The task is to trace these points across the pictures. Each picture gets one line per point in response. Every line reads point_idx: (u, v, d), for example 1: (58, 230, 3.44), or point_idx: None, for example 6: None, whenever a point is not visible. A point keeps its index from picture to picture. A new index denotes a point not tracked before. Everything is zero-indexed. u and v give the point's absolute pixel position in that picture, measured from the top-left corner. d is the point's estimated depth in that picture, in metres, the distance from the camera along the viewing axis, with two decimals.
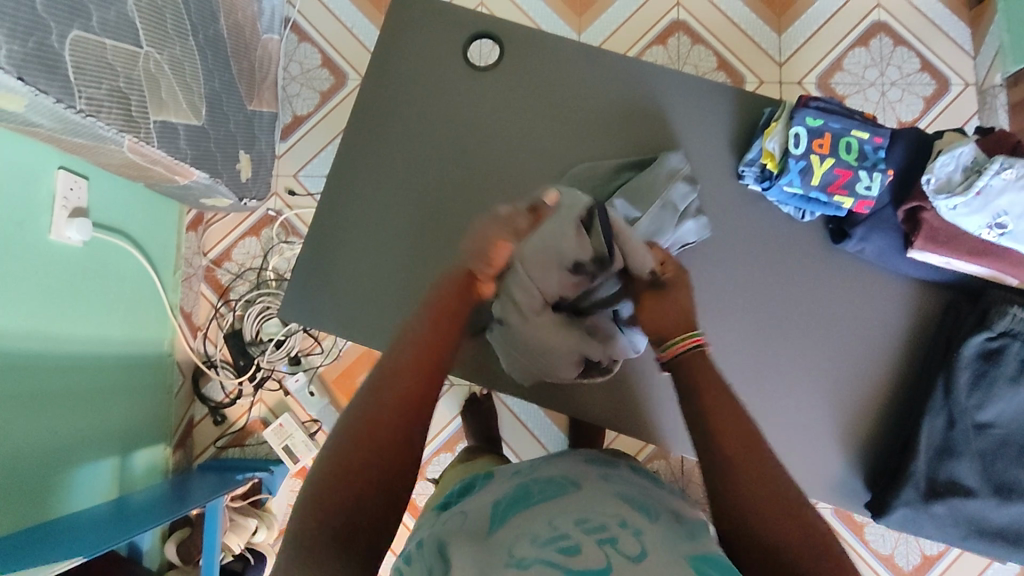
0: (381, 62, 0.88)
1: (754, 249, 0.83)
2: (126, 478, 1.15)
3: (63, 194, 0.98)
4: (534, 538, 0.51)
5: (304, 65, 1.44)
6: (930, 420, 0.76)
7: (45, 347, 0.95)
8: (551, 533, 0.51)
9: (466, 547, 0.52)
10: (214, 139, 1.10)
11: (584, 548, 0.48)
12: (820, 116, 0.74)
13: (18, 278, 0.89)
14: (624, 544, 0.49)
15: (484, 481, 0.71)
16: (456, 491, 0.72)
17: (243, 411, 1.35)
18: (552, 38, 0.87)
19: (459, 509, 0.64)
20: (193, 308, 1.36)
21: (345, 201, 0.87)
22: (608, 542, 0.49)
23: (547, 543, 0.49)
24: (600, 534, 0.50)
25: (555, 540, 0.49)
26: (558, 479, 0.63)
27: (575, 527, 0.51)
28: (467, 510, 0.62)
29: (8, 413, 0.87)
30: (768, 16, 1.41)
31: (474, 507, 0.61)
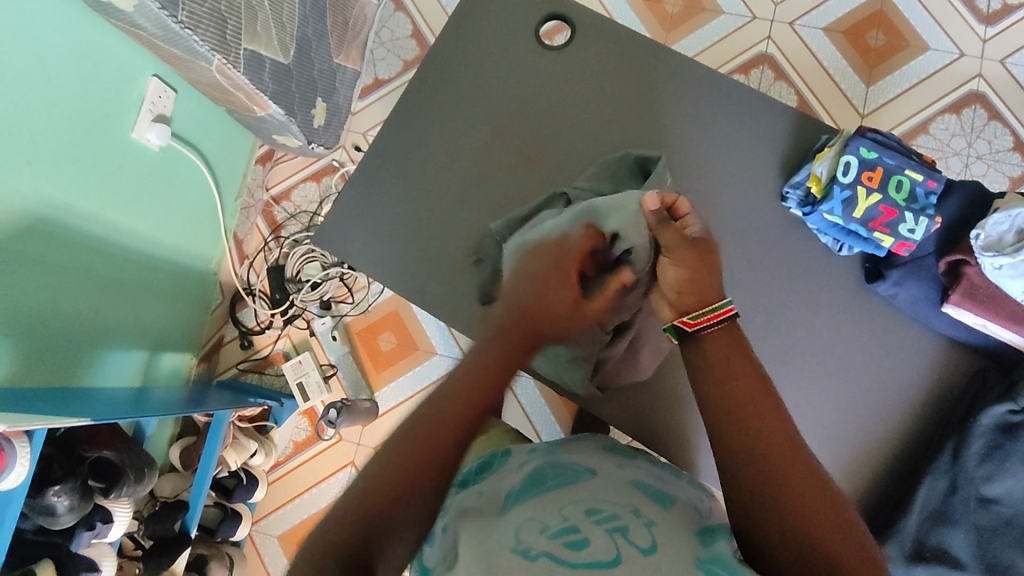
0: (461, 32, 0.93)
1: (785, 279, 0.84)
2: (151, 373, 1.21)
3: (151, 100, 1.05)
4: (544, 528, 0.49)
5: (394, 33, 1.50)
6: (931, 483, 0.77)
7: (104, 235, 1.02)
8: (561, 524, 0.49)
9: (479, 532, 0.51)
10: (296, 79, 1.16)
11: (592, 541, 0.47)
12: (875, 149, 0.76)
13: (96, 166, 0.97)
14: (635, 535, 0.49)
15: (501, 461, 0.70)
16: (473, 470, 0.71)
17: (270, 341, 1.41)
18: (626, 37, 0.90)
19: (477, 488, 0.62)
20: (245, 237, 1.43)
21: (400, 154, 0.92)
22: (619, 531, 0.49)
23: (558, 534, 0.48)
24: (611, 523, 0.50)
25: (564, 533, 0.48)
26: (575, 467, 0.63)
27: (585, 516, 0.51)
28: (486, 491, 0.61)
29: (58, 284, 0.94)
30: (859, 66, 1.38)
31: (492, 489, 0.61)
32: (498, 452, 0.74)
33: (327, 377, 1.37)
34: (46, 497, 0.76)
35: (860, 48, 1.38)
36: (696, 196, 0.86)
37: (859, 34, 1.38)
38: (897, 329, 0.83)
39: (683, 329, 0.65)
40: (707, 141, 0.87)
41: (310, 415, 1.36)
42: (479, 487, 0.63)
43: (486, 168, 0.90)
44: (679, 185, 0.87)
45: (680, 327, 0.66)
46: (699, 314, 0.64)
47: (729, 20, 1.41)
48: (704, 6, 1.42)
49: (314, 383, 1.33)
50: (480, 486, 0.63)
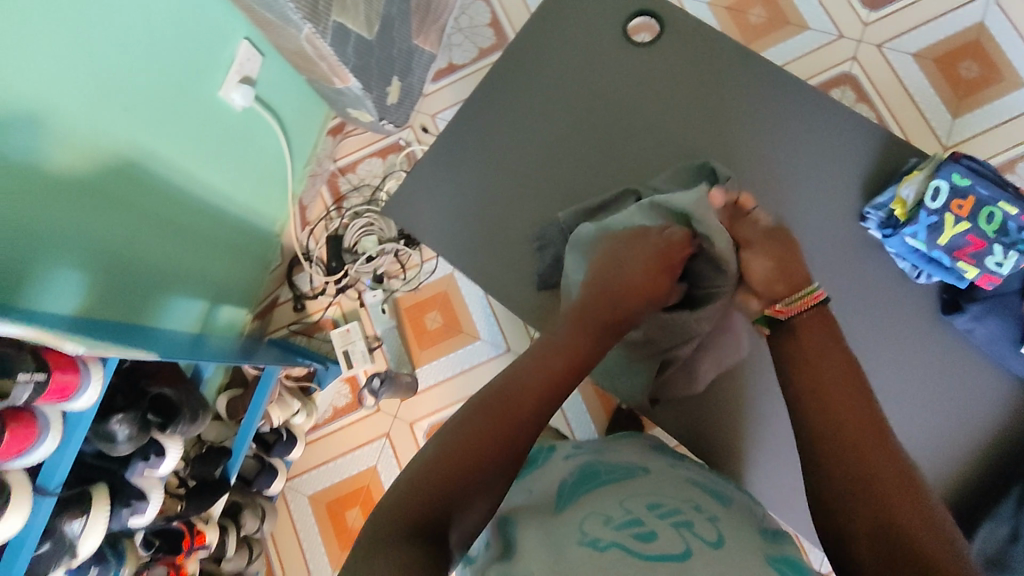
0: (546, 22, 0.93)
1: (851, 302, 0.82)
2: (209, 324, 1.26)
3: (240, 63, 1.10)
4: (609, 520, 0.51)
5: (473, 20, 1.51)
6: (992, 527, 0.76)
7: (184, 185, 1.07)
8: (625, 517, 0.51)
9: (539, 527, 0.53)
10: (377, 56, 1.19)
11: (659, 535, 0.48)
12: (969, 176, 0.73)
13: (184, 120, 1.02)
14: (701, 530, 0.50)
15: (546, 454, 0.71)
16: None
17: (321, 307, 1.45)
18: (712, 41, 0.89)
19: (525, 484, 0.65)
20: (309, 204, 1.47)
21: (474, 136, 0.93)
22: (684, 526, 0.50)
23: (623, 527, 0.49)
24: (675, 519, 0.51)
25: (631, 525, 0.50)
26: (627, 464, 0.64)
27: (647, 512, 0.52)
28: (535, 486, 0.63)
29: (137, 227, 0.99)
30: (948, 95, 1.32)
31: (541, 486, 0.62)
32: (542, 447, 0.75)
33: (372, 349, 1.39)
34: (109, 424, 0.80)
35: (951, 77, 1.33)
36: (769, 207, 0.85)
37: (951, 63, 1.33)
38: (966, 368, 0.81)
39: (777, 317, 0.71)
40: (786, 153, 0.86)
41: (352, 383, 1.39)
42: (527, 483, 0.65)
43: (557, 158, 0.90)
44: (753, 194, 0.85)
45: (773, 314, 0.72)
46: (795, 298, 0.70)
47: (814, 36, 1.38)
48: (790, 20, 1.39)
49: (359, 352, 1.35)
50: (527, 479, 0.66)
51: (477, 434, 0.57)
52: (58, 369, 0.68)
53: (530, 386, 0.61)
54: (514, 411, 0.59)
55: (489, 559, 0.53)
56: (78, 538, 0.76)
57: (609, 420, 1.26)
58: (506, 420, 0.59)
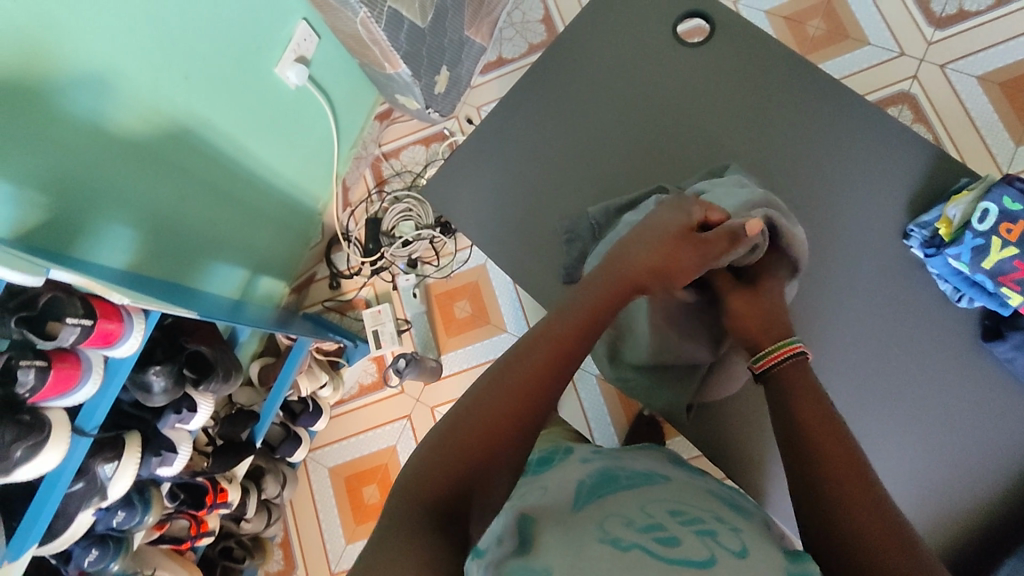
0: (597, 18, 0.94)
1: (887, 321, 0.80)
2: (248, 293, 1.30)
3: (296, 42, 1.13)
4: (630, 521, 0.49)
5: (526, 16, 1.53)
6: (1015, 563, 0.70)
7: (235, 156, 1.11)
8: (646, 520, 0.49)
9: (558, 523, 0.52)
10: (428, 43, 1.21)
11: (682, 541, 0.47)
12: (1021, 202, 0.72)
13: (241, 93, 1.06)
14: (725, 538, 0.48)
15: (563, 456, 0.71)
16: (532, 461, 0.72)
17: (355, 287, 1.48)
18: (764, 48, 0.88)
19: (540, 482, 0.64)
20: (352, 185, 1.51)
21: (516, 127, 0.94)
22: (708, 535, 0.48)
23: (645, 529, 0.48)
24: (697, 527, 0.49)
25: (652, 529, 0.48)
26: (647, 474, 0.63)
27: (669, 517, 0.51)
28: (550, 484, 0.62)
29: (187, 192, 1.03)
30: (1011, 122, 1.27)
31: (557, 484, 0.61)
32: (560, 448, 0.75)
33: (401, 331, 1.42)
34: (146, 374, 0.84)
35: (1016, 103, 1.28)
36: (809, 219, 0.83)
37: (1018, 88, 1.28)
38: (1005, 396, 0.77)
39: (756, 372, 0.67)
40: (832, 165, 0.84)
41: (378, 362, 1.42)
42: (541, 479, 0.65)
43: (596, 155, 0.91)
44: (794, 205, 0.84)
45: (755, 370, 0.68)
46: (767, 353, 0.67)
47: (874, 52, 1.34)
48: (850, 34, 1.36)
49: (388, 334, 1.38)
50: (542, 478, 0.65)
51: (489, 421, 0.56)
52: (104, 317, 0.72)
53: (537, 361, 0.59)
54: (524, 398, 0.57)
55: (502, 548, 0.51)
56: (108, 481, 0.80)
57: (629, 424, 1.25)
58: (518, 405, 0.57)
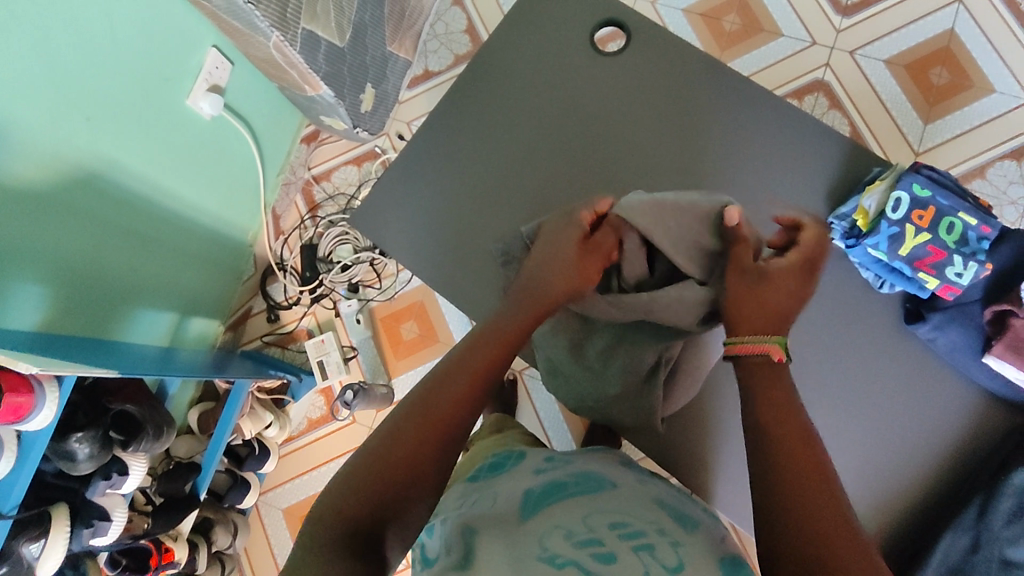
0: (515, 31, 0.93)
1: (817, 310, 0.82)
2: (179, 336, 1.25)
3: (208, 71, 1.08)
4: (569, 535, 0.48)
5: (449, 27, 1.50)
6: (953, 537, 0.73)
7: (151, 194, 1.05)
8: (587, 535, 0.48)
9: (501, 538, 0.50)
10: (349, 63, 1.17)
11: (619, 557, 0.46)
12: (929, 187, 0.74)
13: (150, 129, 1.00)
14: (663, 553, 0.47)
15: (514, 463, 0.68)
16: (484, 466, 0.70)
17: (296, 317, 1.43)
18: (680, 51, 0.89)
19: (489, 490, 0.61)
20: (283, 213, 1.45)
21: (443, 146, 0.92)
22: (645, 548, 0.47)
23: (582, 545, 0.47)
24: (636, 540, 0.48)
25: (591, 544, 0.47)
26: (595, 478, 0.61)
27: (610, 530, 0.50)
28: (499, 492, 0.60)
29: (101, 239, 0.97)
30: (919, 102, 1.33)
31: (505, 494, 0.59)
32: (513, 453, 0.72)
33: (348, 359, 1.38)
34: (68, 443, 0.79)
35: (921, 84, 1.34)
36: None
37: (922, 69, 1.34)
38: (931, 375, 0.80)
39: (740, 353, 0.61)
40: (753, 163, 0.86)
41: (326, 394, 1.37)
42: (492, 487, 0.62)
43: (526, 169, 0.90)
44: None
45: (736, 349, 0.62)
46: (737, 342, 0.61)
47: (788, 43, 1.38)
48: (764, 27, 1.40)
49: (334, 363, 1.35)
50: (491, 486, 0.63)
51: (417, 432, 0.55)
52: (10, 391, 0.67)
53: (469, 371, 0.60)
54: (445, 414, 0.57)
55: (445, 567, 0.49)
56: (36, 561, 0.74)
57: (585, 429, 1.25)
58: (452, 410, 0.57)
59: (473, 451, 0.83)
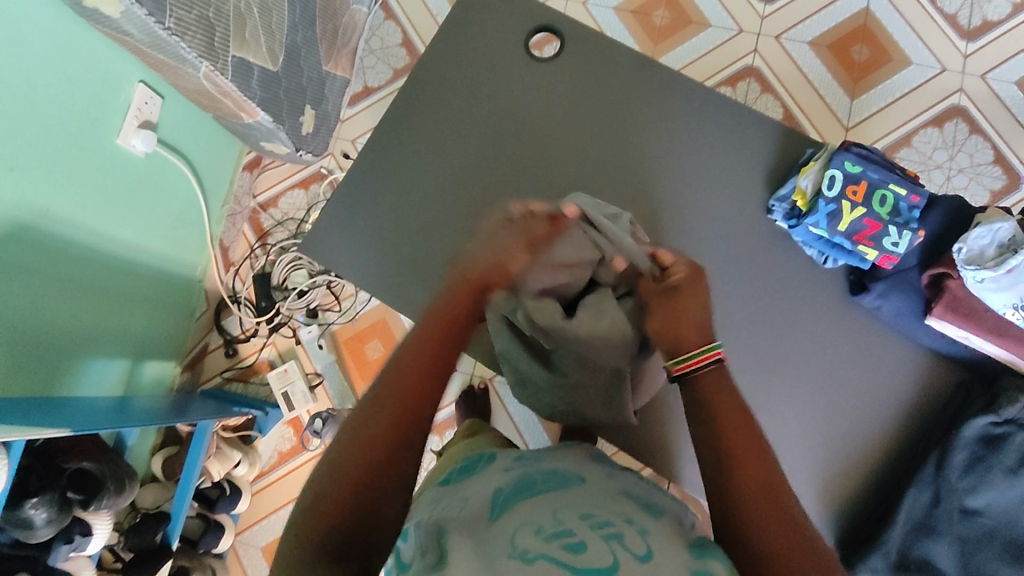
0: (450, 43, 0.93)
1: (768, 291, 0.85)
2: (132, 382, 1.21)
3: (137, 106, 1.04)
4: (539, 529, 0.49)
5: (384, 41, 1.49)
6: (915, 493, 0.76)
7: (86, 239, 1.01)
8: (556, 527, 0.48)
9: (471, 539, 0.50)
10: (285, 87, 1.15)
11: (590, 545, 0.46)
12: (860, 163, 0.77)
13: (80, 171, 0.96)
14: (631, 542, 0.48)
15: (485, 464, 0.68)
16: (456, 469, 0.70)
17: (255, 349, 1.40)
18: (612, 50, 0.91)
19: (460, 494, 0.61)
20: (231, 244, 1.42)
21: (388, 165, 0.92)
22: (614, 538, 0.48)
23: (553, 537, 0.47)
24: (606, 530, 0.49)
25: (561, 536, 0.47)
26: (564, 474, 0.61)
27: (579, 521, 0.50)
28: (469, 495, 0.60)
29: (36, 292, 0.92)
30: (843, 79, 1.39)
31: (477, 495, 0.59)
32: (484, 455, 0.72)
33: (313, 386, 1.36)
34: (24, 510, 0.75)
35: (844, 61, 1.40)
36: (681, 208, 0.87)
37: (843, 49, 1.40)
38: (880, 341, 0.84)
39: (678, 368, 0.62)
40: (694, 154, 0.88)
41: (295, 424, 1.35)
42: (461, 491, 0.62)
43: (473, 179, 0.90)
44: (667, 197, 0.87)
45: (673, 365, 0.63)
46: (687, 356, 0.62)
47: (716, 33, 1.43)
48: (693, 19, 1.43)
49: (300, 391, 1.33)
50: (459, 490, 0.62)
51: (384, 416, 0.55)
52: None
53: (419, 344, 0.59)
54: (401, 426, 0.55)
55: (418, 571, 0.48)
56: None
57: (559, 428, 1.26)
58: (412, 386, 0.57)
59: (448, 455, 0.82)
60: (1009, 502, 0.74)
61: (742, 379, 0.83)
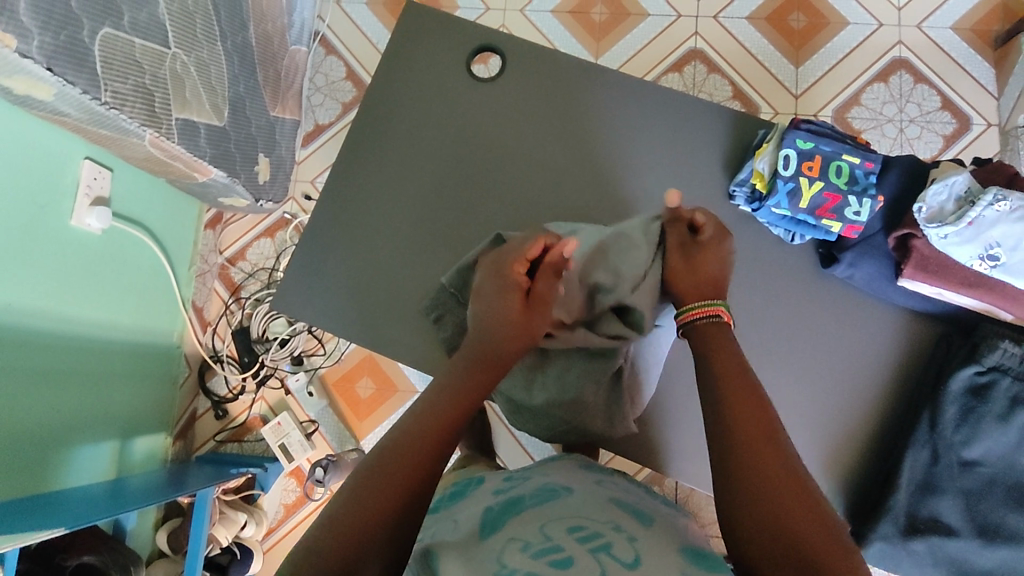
0: (392, 76, 0.93)
1: (741, 275, 0.86)
2: (123, 461, 1.19)
3: (86, 183, 1.02)
4: (526, 547, 0.49)
5: (329, 77, 1.48)
6: (914, 453, 0.77)
7: (53, 326, 0.98)
8: (544, 543, 0.50)
9: (461, 560, 0.51)
10: (234, 140, 1.13)
11: (578, 560, 0.47)
12: (811, 139, 0.77)
13: (38, 259, 0.94)
14: (618, 551, 0.48)
15: (475, 487, 0.68)
16: (446, 495, 0.69)
17: (245, 407, 1.38)
18: (552, 59, 0.91)
19: (452, 516, 0.61)
20: (204, 304, 1.39)
21: (348, 206, 0.91)
22: (602, 549, 0.49)
23: (539, 555, 0.48)
24: (593, 543, 0.49)
25: (547, 553, 0.48)
26: (552, 487, 0.62)
27: (568, 535, 0.51)
28: (461, 517, 0.60)
29: (9, 389, 0.90)
30: (786, 49, 1.41)
31: (467, 517, 0.59)
32: (473, 478, 0.72)
33: (310, 434, 1.34)
34: None
35: (784, 31, 1.41)
36: (645, 207, 0.88)
37: (781, 19, 1.42)
38: (858, 308, 0.85)
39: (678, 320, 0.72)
40: (650, 150, 0.89)
41: (297, 475, 1.33)
42: (454, 514, 0.62)
43: (436, 208, 0.90)
44: (629, 198, 0.88)
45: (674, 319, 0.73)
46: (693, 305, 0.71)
47: (655, 21, 1.44)
48: (631, 11, 1.44)
49: (297, 442, 1.30)
50: (450, 514, 0.62)
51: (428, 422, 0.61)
52: None
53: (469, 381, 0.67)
54: (419, 461, 0.56)
55: None
56: None
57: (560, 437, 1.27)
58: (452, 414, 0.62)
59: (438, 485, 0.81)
60: (1006, 448, 0.75)
61: None
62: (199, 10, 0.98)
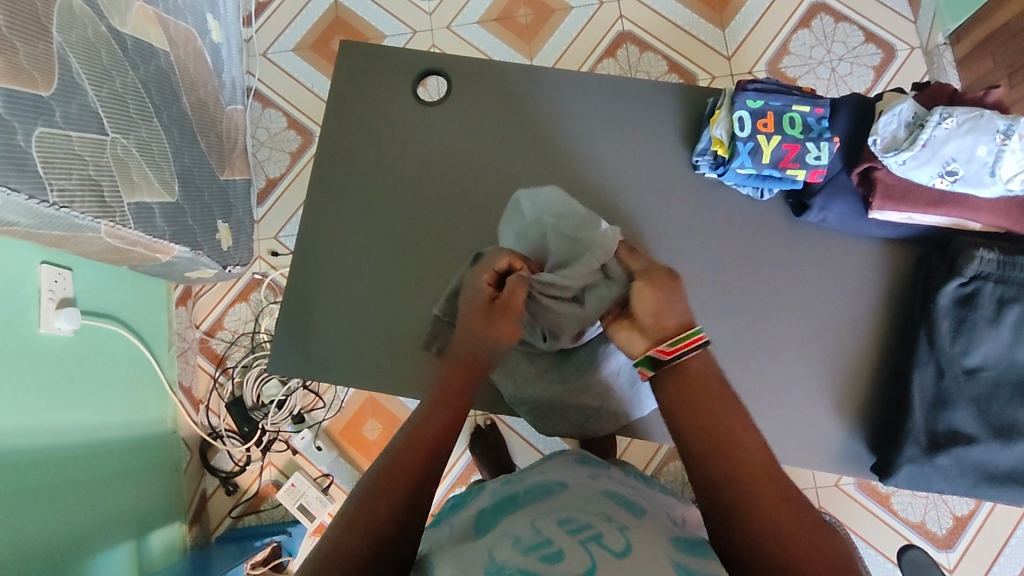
0: (339, 116, 0.93)
1: (720, 239, 0.87)
2: (144, 559, 1.15)
3: (48, 288, 1.00)
4: (517, 542, 0.48)
5: (270, 129, 1.46)
6: (920, 371, 0.79)
7: (45, 441, 0.95)
8: (534, 537, 0.48)
9: (453, 562, 0.49)
10: (190, 213, 1.11)
11: (567, 552, 0.45)
12: (760, 97, 0.79)
13: (20, 375, 0.92)
14: (610, 541, 0.47)
15: (474, 493, 0.68)
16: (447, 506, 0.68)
17: (254, 476, 1.34)
18: (492, 68, 0.92)
19: (449, 523, 0.61)
20: (191, 382, 1.36)
21: (323, 254, 0.90)
22: (593, 539, 0.48)
23: (530, 549, 0.47)
24: (584, 534, 0.48)
25: (539, 547, 0.47)
26: (546, 483, 0.62)
27: (558, 528, 0.50)
28: (457, 522, 0.60)
29: (16, 516, 0.86)
30: (709, 14, 1.44)
31: (461, 519, 0.59)
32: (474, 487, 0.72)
33: (326, 488, 1.31)
34: None
35: None
36: (613, 193, 0.88)
37: None
38: (836, 247, 0.87)
39: (659, 359, 0.63)
40: (606, 138, 0.90)
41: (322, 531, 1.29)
42: (453, 521, 0.61)
43: (406, 238, 0.89)
44: (596, 188, 0.89)
45: (654, 356, 0.64)
46: (675, 339, 0.63)
47: (580, 12, 1.46)
48: (554, 7, 1.46)
49: (315, 499, 1.26)
50: (448, 520, 0.62)
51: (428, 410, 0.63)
52: None
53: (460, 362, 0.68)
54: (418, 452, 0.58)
55: None
56: None
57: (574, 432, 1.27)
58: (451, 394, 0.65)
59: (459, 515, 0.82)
60: (1003, 349, 0.78)
61: (730, 332, 0.86)
62: (129, 91, 0.96)
